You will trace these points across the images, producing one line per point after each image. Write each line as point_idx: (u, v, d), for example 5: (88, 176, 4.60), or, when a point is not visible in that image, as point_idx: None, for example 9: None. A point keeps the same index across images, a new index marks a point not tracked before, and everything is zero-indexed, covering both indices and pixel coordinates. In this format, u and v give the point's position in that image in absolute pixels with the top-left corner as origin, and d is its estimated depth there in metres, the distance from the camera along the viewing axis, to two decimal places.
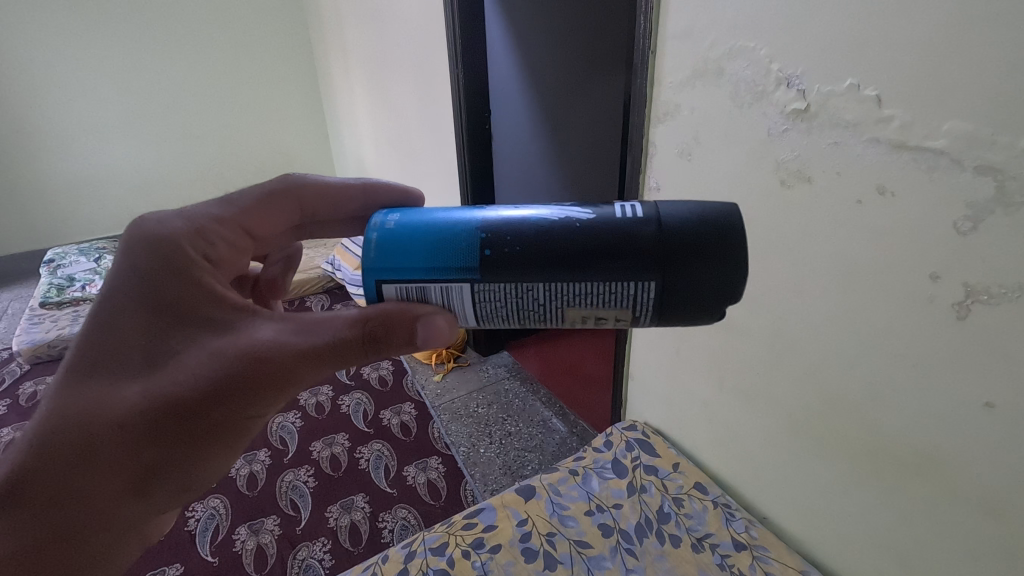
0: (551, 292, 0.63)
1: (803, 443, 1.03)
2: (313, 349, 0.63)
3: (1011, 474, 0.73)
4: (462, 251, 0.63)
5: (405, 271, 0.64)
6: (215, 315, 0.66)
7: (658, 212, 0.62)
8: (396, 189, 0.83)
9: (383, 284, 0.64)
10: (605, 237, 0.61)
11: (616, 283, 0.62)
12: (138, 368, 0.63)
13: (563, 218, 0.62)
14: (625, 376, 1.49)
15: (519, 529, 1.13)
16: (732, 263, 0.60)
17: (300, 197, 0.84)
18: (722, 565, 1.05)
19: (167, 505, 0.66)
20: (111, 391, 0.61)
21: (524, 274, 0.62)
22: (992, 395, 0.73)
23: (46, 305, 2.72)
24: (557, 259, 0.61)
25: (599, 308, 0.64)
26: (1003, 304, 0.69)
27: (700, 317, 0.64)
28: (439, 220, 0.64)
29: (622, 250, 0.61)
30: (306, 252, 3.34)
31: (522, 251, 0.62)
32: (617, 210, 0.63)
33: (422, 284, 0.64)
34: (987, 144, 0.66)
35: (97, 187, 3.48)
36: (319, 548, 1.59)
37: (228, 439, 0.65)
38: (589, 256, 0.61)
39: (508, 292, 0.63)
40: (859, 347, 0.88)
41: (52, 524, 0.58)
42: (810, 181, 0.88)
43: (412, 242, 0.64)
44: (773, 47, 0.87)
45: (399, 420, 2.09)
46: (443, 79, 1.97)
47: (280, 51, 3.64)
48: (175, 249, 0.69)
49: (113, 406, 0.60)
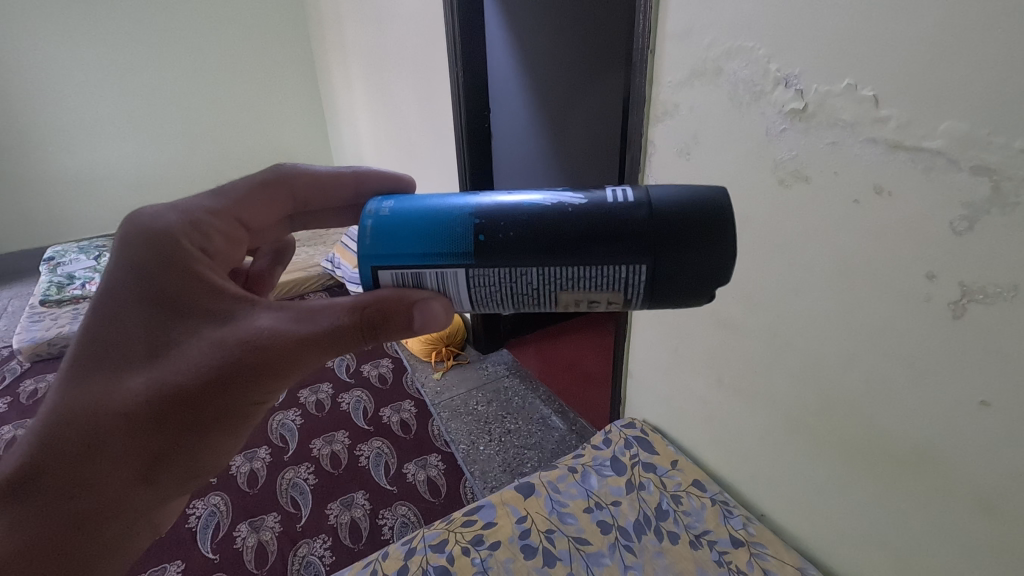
0: (544, 277, 0.64)
1: (800, 440, 1.03)
2: (313, 338, 0.63)
3: (1007, 471, 0.74)
4: (456, 238, 0.63)
5: (401, 258, 0.64)
6: (213, 305, 0.66)
7: (650, 196, 0.62)
8: (385, 176, 0.84)
9: (378, 270, 0.64)
10: (597, 222, 0.62)
11: (609, 266, 0.62)
12: (142, 360, 0.63)
13: (556, 204, 0.63)
14: (624, 373, 1.49)
15: (518, 526, 1.14)
16: (721, 245, 0.61)
17: (292, 188, 0.84)
18: (719, 562, 1.06)
19: (175, 492, 0.67)
20: (116, 382, 0.62)
21: (518, 258, 0.63)
22: (986, 393, 0.74)
23: (45, 302, 2.73)
24: (550, 243, 0.62)
25: (592, 291, 0.65)
26: (998, 303, 0.70)
27: (691, 299, 0.64)
28: (434, 206, 0.65)
29: (614, 235, 0.61)
30: (305, 250, 3.34)
31: (516, 235, 0.62)
32: (609, 195, 0.63)
33: (417, 271, 0.64)
34: (983, 145, 0.67)
35: (96, 186, 3.48)
36: (320, 545, 1.60)
37: (232, 426, 0.65)
38: (582, 240, 0.62)
39: (503, 277, 0.64)
40: (857, 347, 0.88)
41: (64, 513, 0.59)
42: (808, 181, 0.88)
43: (407, 228, 0.64)
44: (772, 47, 0.87)
45: (399, 417, 2.10)
46: (442, 76, 1.97)
47: (280, 48, 3.64)
48: (171, 242, 0.68)
49: (116, 398, 0.61)
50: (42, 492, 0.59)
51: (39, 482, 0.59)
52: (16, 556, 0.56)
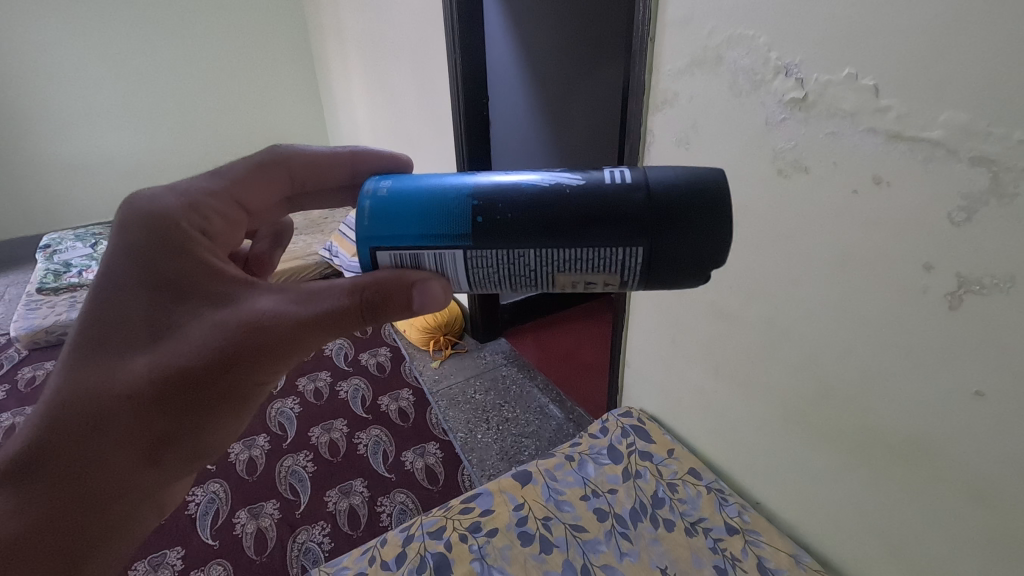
0: (542, 258, 0.63)
1: (796, 429, 1.04)
2: (314, 318, 0.63)
3: (999, 460, 0.75)
4: (455, 218, 0.63)
5: (399, 239, 0.64)
6: (214, 287, 0.66)
7: (646, 177, 0.62)
8: (382, 154, 0.85)
9: (378, 251, 0.64)
10: (595, 202, 0.62)
11: (606, 247, 0.62)
12: (146, 343, 0.63)
13: (553, 184, 0.63)
14: (621, 363, 1.50)
15: (515, 514, 1.15)
16: (718, 224, 0.61)
17: (290, 167, 0.85)
18: (714, 549, 1.07)
19: (180, 472, 0.67)
20: (120, 365, 0.62)
21: (515, 240, 0.62)
22: (981, 384, 0.74)
23: (43, 290, 2.73)
24: (547, 223, 0.62)
25: (589, 273, 0.65)
26: (995, 295, 0.70)
27: (688, 280, 0.64)
28: (432, 187, 0.64)
29: (612, 216, 0.61)
30: (303, 238, 3.32)
31: (514, 216, 0.62)
32: (606, 176, 0.63)
33: (416, 252, 0.64)
34: (983, 135, 0.67)
35: (91, 173, 3.45)
36: (318, 531, 1.62)
37: (235, 406, 0.66)
38: (579, 221, 0.61)
39: (501, 258, 0.64)
40: (854, 338, 0.89)
41: (69, 493, 0.58)
42: (807, 172, 0.88)
43: (406, 209, 0.63)
44: (773, 35, 0.87)
45: (397, 406, 2.11)
46: (440, 63, 1.96)
47: (276, 34, 3.59)
48: (169, 225, 0.68)
49: (119, 379, 0.61)
50: (46, 471, 0.58)
51: (45, 462, 0.58)
52: (24, 535, 0.56)
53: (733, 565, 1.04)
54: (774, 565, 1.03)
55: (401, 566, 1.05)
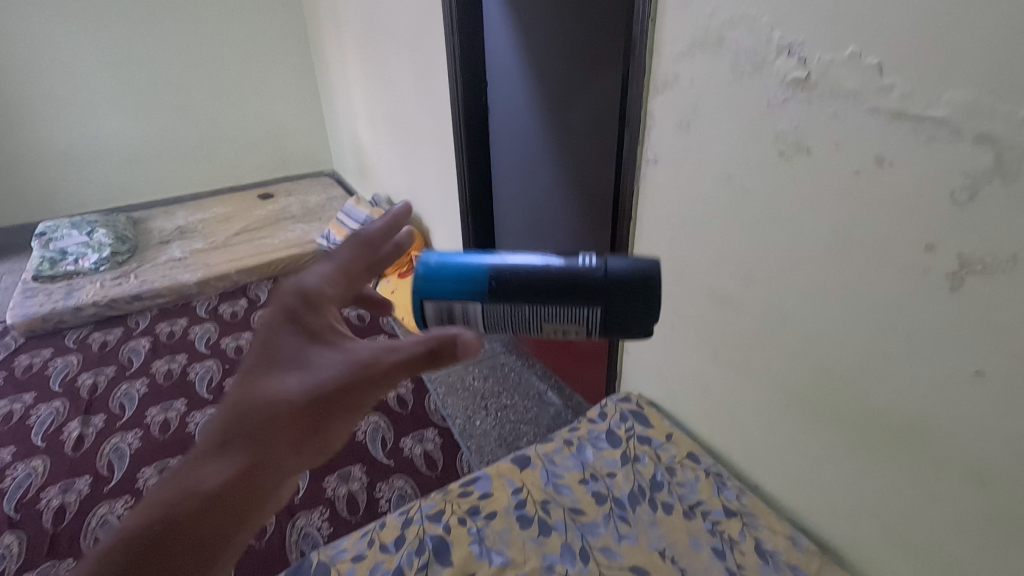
0: (529, 317, 0.74)
1: (795, 413, 1.04)
2: (394, 366, 0.60)
3: (997, 440, 0.75)
4: (473, 284, 0.74)
5: (436, 297, 0.75)
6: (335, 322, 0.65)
7: (608, 264, 0.72)
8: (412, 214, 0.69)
9: (427, 301, 0.76)
10: (570, 282, 0.71)
11: (575, 313, 0.72)
12: (283, 365, 0.63)
13: (544, 264, 0.72)
14: (621, 349, 1.49)
15: (514, 498, 1.15)
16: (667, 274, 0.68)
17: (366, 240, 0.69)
18: (712, 531, 1.07)
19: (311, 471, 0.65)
20: (269, 383, 0.62)
21: (513, 305, 0.73)
22: (981, 363, 0.74)
23: (39, 278, 2.73)
24: (533, 292, 0.72)
25: (563, 329, 0.74)
26: (997, 275, 0.70)
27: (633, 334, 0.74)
28: (460, 256, 0.75)
29: (581, 291, 0.71)
30: (301, 227, 3.30)
31: (517, 287, 0.73)
32: (580, 260, 0.73)
33: (450, 304, 0.75)
34: (986, 113, 0.66)
35: (87, 161, 3.42)
36: (317, 517, 1.62)
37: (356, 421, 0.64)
38: (558, 293, 0.72)
39: (502, 315, 0.74)
40: (854, 320, 0.88)
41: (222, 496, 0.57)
42: (809, 153, 0.87)
43: (440, 273, 0.74)
44: (776, 15, 0.86)
45: (396, 392, 2.11)
46: (438, 48, 1.94)
47: (272, 20, 3.54)
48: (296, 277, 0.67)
49: (267, 397, 0.61)
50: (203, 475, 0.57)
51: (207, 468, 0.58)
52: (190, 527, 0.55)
53: (731, 547, 1.04)
54: (772, 547, 1.03)
55: (400, 549, 1.06)
